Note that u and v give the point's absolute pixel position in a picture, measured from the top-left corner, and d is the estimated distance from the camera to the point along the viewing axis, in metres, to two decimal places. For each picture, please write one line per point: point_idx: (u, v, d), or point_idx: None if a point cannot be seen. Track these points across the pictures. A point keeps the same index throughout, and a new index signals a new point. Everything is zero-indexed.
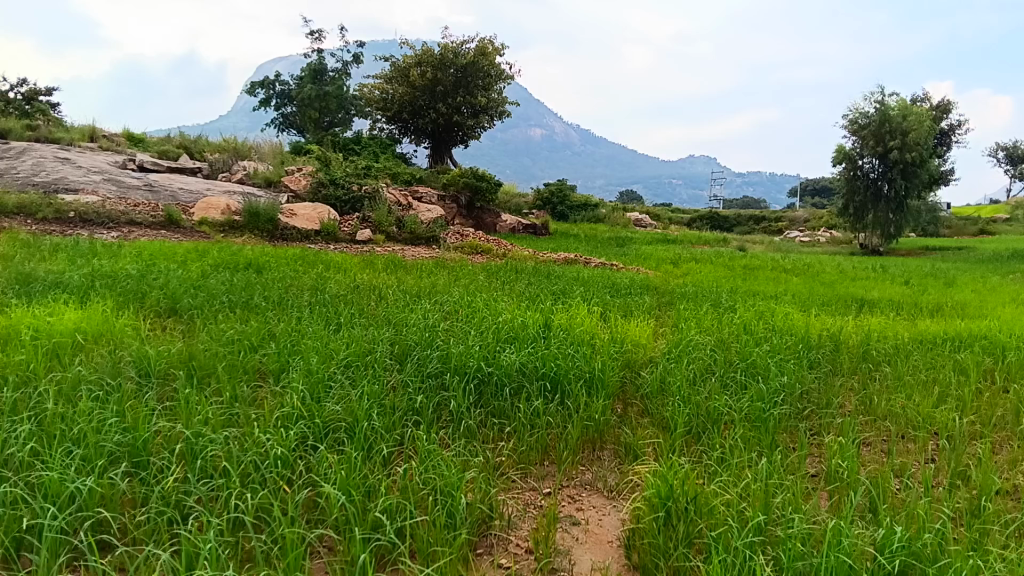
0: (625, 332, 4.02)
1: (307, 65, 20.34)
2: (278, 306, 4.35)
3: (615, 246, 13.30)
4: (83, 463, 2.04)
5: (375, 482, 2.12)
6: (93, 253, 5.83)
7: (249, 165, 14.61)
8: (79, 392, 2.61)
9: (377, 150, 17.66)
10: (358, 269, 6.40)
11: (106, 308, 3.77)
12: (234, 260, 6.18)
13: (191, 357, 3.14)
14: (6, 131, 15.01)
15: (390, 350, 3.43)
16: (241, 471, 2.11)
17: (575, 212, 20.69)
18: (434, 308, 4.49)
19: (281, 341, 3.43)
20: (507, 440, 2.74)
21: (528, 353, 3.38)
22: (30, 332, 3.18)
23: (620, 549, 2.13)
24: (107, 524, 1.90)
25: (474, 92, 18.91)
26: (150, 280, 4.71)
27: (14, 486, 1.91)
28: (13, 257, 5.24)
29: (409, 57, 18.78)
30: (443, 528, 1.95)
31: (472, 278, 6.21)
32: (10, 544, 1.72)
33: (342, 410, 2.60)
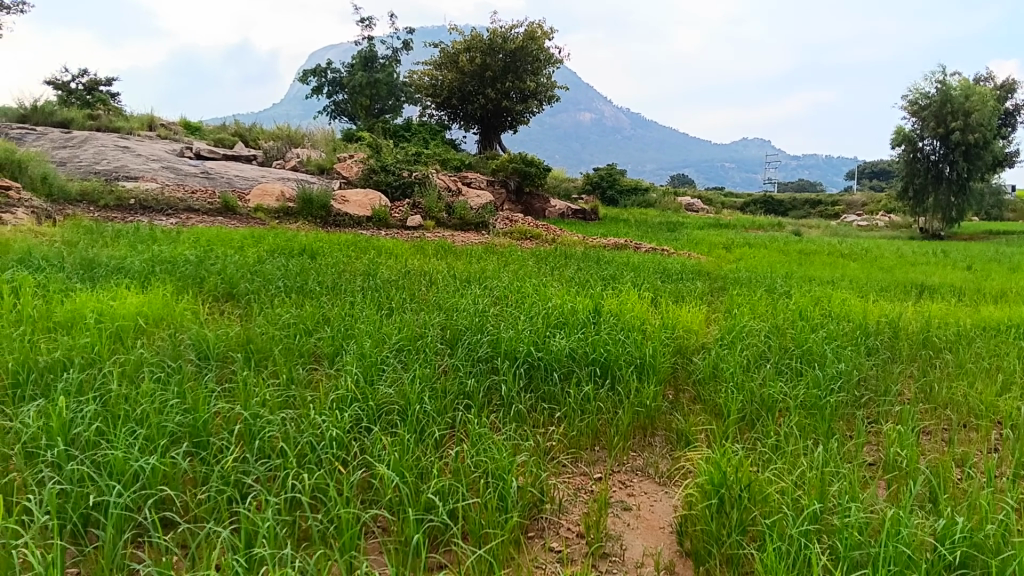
0: (677, 317, 3.99)
1: (358, 52, 20.49)
2: (332, 291, 4.41)
3: (666, 231, 13.18)
4: (146, 443, 2.09)
5: (427, 463, 2.14)
6: (153, 239, 5.99)
7: (302, 152, 14.81)
8: (141, 373, 2.69)
9: (426, 137, 17.74)
10: (407, 255, 6.45)
11: (166, 293, 3.86)
12: (289, 246, 6.29)
13: (248, 340, 3.21)
14: (69, 121, 15.47)
15: (441, 335, 3.46)
16: (297, 451, 2.16)
17: (625, 197, 20.54)
18: (483, 293, 4.52)
19: (335, 326, 3.49)
20: (556, 425, 2.75)
21: (578, 337, 3.37)
22: (96, 315, 3.28)
23: (672, 535, 2.12)
24: (169, 502, 1.97)
25: (524, 77, 18.82)
26: (208, 265, 4.80)
27: (81, 463, 1.97)
28: (78, 243, 5.41)
29: (458, 43, 18.79)
30: (495, 511, 1.96)
31: (521, 264, 6.21)
32: (78, 520, 1.78)
33: (394, 393, 2.63)
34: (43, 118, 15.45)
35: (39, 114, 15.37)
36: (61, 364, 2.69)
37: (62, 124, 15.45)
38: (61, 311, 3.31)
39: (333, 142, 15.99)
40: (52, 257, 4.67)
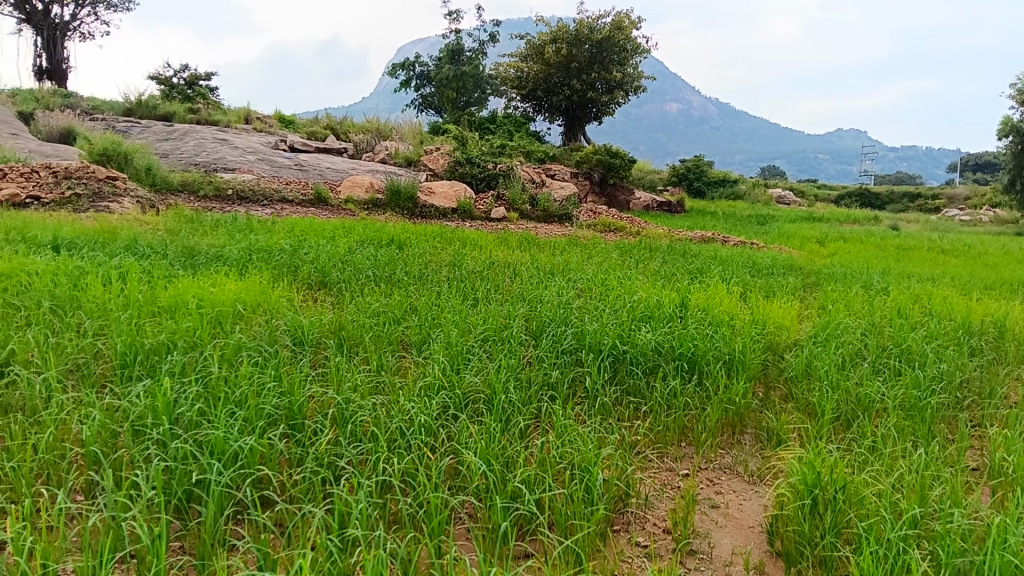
0: (768, 313, 3.88)
1: (445, 46, 20.68)
2: (419, 281, 4.47)
3: (756, 224, 12.86)
4: (245, 424, 2.18)
5: (514, 453, 2.15)
6: (250, 229, 6.20)
7: (390, 144, 15.07)
8: (240, 357, 2.80)
9: (511, 129, 17.78)
10: (492, 246, 6.49)
11: (262, 280, 4.00)
12: (378, 236, 6.43)
13: (340, 327, 3.30)
14: (171, 114, 16.16)
15: (525, 326, 3.47)
16: (387, 436, 2.20)
17: (712, 189, 20.16)
18: (568, 285, 4.50)
19: (422, 315, 3.54)
20: (642, 419, 2.72)
21: (664, 332, 3.32)
22: (197, 300, 3.43)
23: (762, 535, 2.07)
24: (267, 481, 2.04)
25: (610, 68, 18.61)
26: (302, 254, 4.95)
27: (184, 442, 2.06)
28: (180, 231, 5.66)
29: (544, 34, 18.77)
30: (581, 503, 1.95)
31: (605, 256, 6.15)
32: (183, 496, 1.86)
33: (480, 382, 2.66)
34: (147, 112, 16.20)
35: (143, 109, 16.12)
36: (165, 346, 2.81)
37: (164, 118, 16.15)
38: (165, 296, 3.46)
39: (420, 135, 16.21)
40: (156, 244, 4.89)
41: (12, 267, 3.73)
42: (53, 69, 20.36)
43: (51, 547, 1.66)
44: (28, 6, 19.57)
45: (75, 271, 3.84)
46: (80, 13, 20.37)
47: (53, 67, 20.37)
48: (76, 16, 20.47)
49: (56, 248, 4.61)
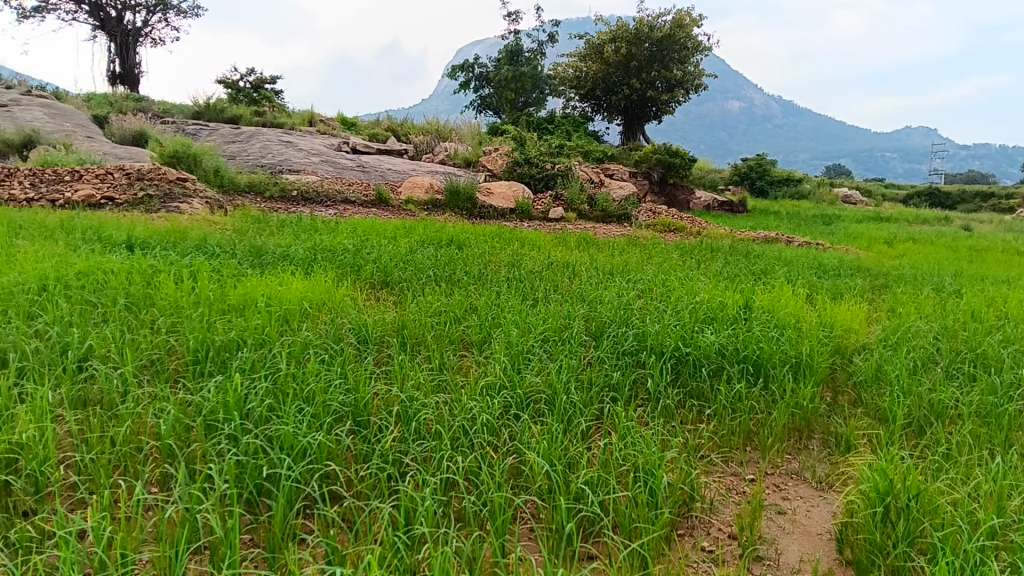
0: (835, 315, 3.79)
1: (504, 46, 20.73)
2: (479, 281, 4.50)
3: (820, 224, 12.58)
4: (313, 419, 2.23)
5: (576, 454, 2.15)
6: (314, 229, 6.33)
7: (450, 145, 15.19)
8: (307, 355, 2.86)
9: (569, 129, 17.75)
10: (551, 246, 6.48)
11: (327, 279, 4.08)
12: (438, 236, 6.48)
13: (403, 325, 3.33)
14: (238, 117, 16.56)
15: (586, 326, 3.46)
16: (451, 434, 2.23)
17: (776, 188, 19.73)
18: (628, 286, 4.47)
19: (482, 314, 3.56)
20: (706, 423, 2.68)
21: (729, 333, 3.27)
22: (265, 298, 3.51)
23: (831, 543, 2.02)
24: (335, 477, 2.08)
25: (671, 66, 18.40)
26: (365, 254, 5.02)
27: (255, 437, 2.11)
28: (247, 231, 5.81)
29: (603, 33, 18.70)
30: (645, 506, 1.94)
31: (666, 257, 6.09)
32: (254, 489, 1.91)
33: (541, 382, 2.66)
34: (215, 115, 16.64)
35: (212, 112, 16.55)
36: (236, 343, 2.89)
37: (231, 121, 16.55)
38: (234, 294, 3.55)
39: (478, 136, 16.30)
40: (225, 244, 5.02)
41: (90, 266, 3.87)
42: (125, 73, 21.05)
43: (130, 536, 1.73)
44: (102, 12, 20.27)
45: (149, 270, 3.97)
46: (152, 19, 21.03)
47: (125, 72, 21.07)
48: (148, 22, 21.13)
49: (130, 247, 4.78)
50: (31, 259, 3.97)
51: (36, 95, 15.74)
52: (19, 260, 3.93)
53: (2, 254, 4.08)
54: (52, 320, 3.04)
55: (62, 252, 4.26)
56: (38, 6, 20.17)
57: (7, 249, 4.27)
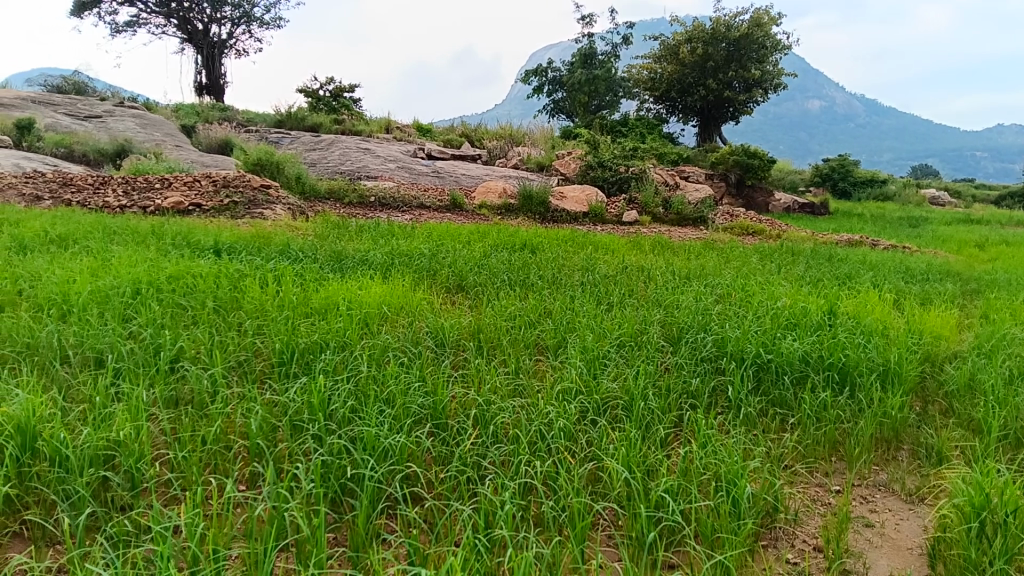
0: (924, 322, 3.66)
1: (578, 50, 20.71)
2: (553, 285, 4.49)
3: (907, 226, 12.15)
4: (393, 421, 2.29)
5: (656, 461, 2.13)
6: (392, 234, 6.44)
7: (523, 150, 15.25)
8: (387, 357, 2.92)
9: (643, 131, 17.60)
10: (625, 250, 6.44)
11: (404, 284, 4.15)
12: (512, 240, 6.52)
13: (478, 329, 3.37)
14: (318, 125, 17.00)
15: (664, 331, 3.42)
16: (529, 438, 2.24)
17: (859, 190, 19.14)
18: (706, 290, 4.41)
19: (557, 319, 3.56)
20: (789, 432, 2.62)
21: (812, 340, 3.20)
22: (346, 302, 3.59)
23: (923, 558, 1.95)
24: (416, 479, 2.12)
25: (749, 65, 18.06)
26: (441, 258, 5.09)
27: (338, 438, 2.17)
28: (328, 236, 5.96)
29: (679, 34, 18.51)
30: (728, 517, 1.90)
31: (744, 260, 5.98)
32: (338, 489, 1.97)
33: (618, 388, 2.65)
34: (296, 124, 17.13)
35: (293, 120, 17.05)
36: (319, 345, 2.98)
37: (312, 129, 17.00)
38: (317, 298, 3.64)
39: (551, 140, 16.32)
40: (307, 248, 5.15)
41: (181, 270, 4.02)
42: (211, 84, 21.83)
43: (221, 532, 1.79)
44: (190, 26, 21.09)
45: (236, 274, 4.11)
46: (236, 31, 21.76)
47: (211, 83, 21.85)
48: (232, 34, 21.88)
49: (217, 253, 4.95)
50: (126, 263, 4.16)
51: (129, 106, 16.49)
52: (114, 264, 4.12)
53: (99, 259, 4.29)
54: (146, 322, 3.18)
55: (154, 256, 4.44)
56: (131, 21, 21.12)
57: (104, 254, 4.48)
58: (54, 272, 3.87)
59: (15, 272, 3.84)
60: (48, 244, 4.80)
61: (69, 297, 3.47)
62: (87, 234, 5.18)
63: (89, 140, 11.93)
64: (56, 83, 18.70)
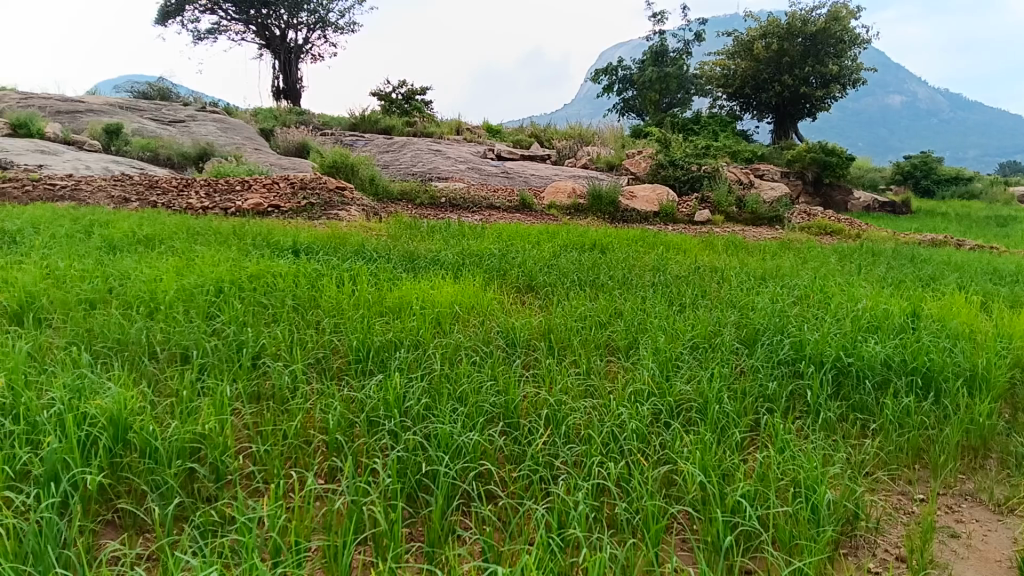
0: (1014, 326, 3.51)
1: (650, 48, 20.52)
2: (624, 286, 4.47)
3: (995, 226, 11.67)
4: (467, 419, 2.32)
5: (732, 465, 2.10)
6: (463, 234, 6.51)
7: (593, 150, 15.20)
8: (459, 356, 2.96)
9: (716, 129, 17.34)
10: (697, 250, 6.35)
11: (475, 283, 4.18)
12: (582, 240, 6.52)
13: (549, 329, 3.37)
14: (390, 128, 17.27)
15: (738, 333, 3.37)
16: (601, 439, 2.25)
17: (943, 188, 18.45)
18: (782, 291, 4.32)
19: (628, 320, 3.54)
20: (869, 437, 2.55)
21: (895, 344, 3.11)
22: (419, 302, 3.64)
23: (1012, 571, 1.88)
24: (489, 477, 2.14)
25: (826, 61, 17.61)
26: (511, 259, 5.12)
27: (413, 435, 2.22)
28: (401, 237, 6.06)
29: (753, 30, 18.18)
30: (807, 523, 1.87)
31: (822, 261, 5.84)
32: (415, 485, 2.01)
33: (692, 391, 2.62)
34: (370, 126, 17.43)
35: (366, 123, 17.37)
36: (393, 343, 3.04)
37: (384, 131, 17.28)
38: (391, 297, 3.71)
39: (621, 140, 16.23)
40: (380, 249, 5.25)
41: (261, 269, 4.15)
42: (288, 88, 22.41)
43: (302, 524, 1.85)
44: (268, 31, 21.70)
45: (313, 273, 4.22)
46: (312, 36, 22.28)
47: (288, 87, 22.41)
48: (308, 39, 22.40)
49: (296, 253, 5.09)
50: (208, 263, 4.31)
51: (209, 110, 17.04)
52: (198, 264, 4.28)
53: (183, 259, 4.45)
54: (229, 320, 3.29)
55: (235, 256, 4.59)
56: (212, 28, 21.84)
57: (188, 254, 4.65)
58: (142, 271, 4.04)
59: (106, 271, 4.02)
60: (136, 244, 5.00)
61: (156, 295, 3.61)
62: (171, 235, 5.38)
63: (173, 143, 12.37)
64: (142, 89, 19.45)
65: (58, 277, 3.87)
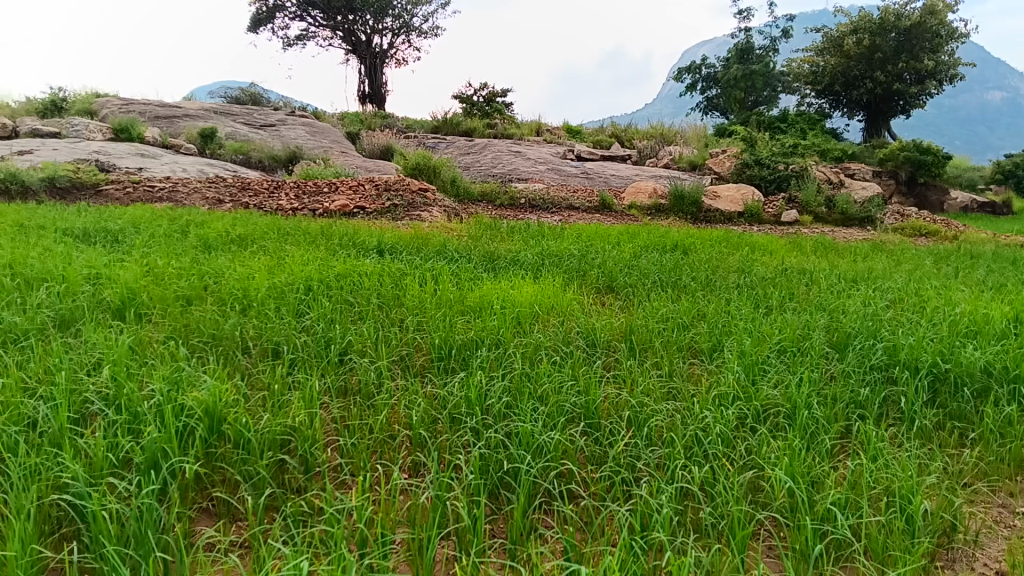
0: None
1: (735, 45, 20.15)
2: (707, 287, 4.41)
3: None
4: (548, 418, 2.34)
5: (821, 473, 2.05)
6: (542, 235, 6.53)
7: (675, 149, 15.02)
8: (539, 356, 2.98)
9: (804, 127, 16.90)
10: (784, 252, 6.20)
11: (556, 284, 4.18)
12: (663, 241, 6.44)
13: (630, 330, 3.36)
14: (472, 130, 17.46)
15: (828, 337, 3.28)
16: (684, 442, 2.23)
17: None
18: (874, 295, 4.18)
19: (712, 322, 3.49)
20: (967, 446, 2.45)
21: (996, 350, 2.98)
22: (500, 301, 3.67)
23: None
24: (571, 477, 2.15)
25: (921, 56, 16.98)
26: (591, 259, 5.11)
27: (495, 433, 2.25)
28: (482, 237, 6.11)
29: (844, 25, 17.67)
30: (902, 534, 1.81)
31: (917, 263, 5.63)
32: (498, 482, 2.03)
33: (780, 396, 2.57)
34: (452, 129, 17.65)
35: (448, 126, 17.60)
36: (475, 342, 3.08)
37: (466, 133, 17.48)
38: (472, 296, 3.75)
39: (704, 139, 15.98)
40: (461, 249, 5.31)
41: (348, 268, 4.25)
42: (373, 92, 22.90)
43: (389, 517, 1.89)
44: (354, 37, 22.24)
45: (397, 272, 4.30)
46: (396, 40, 22.69)
47: (373, 91, 22.88)
48: (393, 44, 22.83)
49: (380, 252, 5.20)
50: (298, 262, 4.44)
51: (298, 115, 17.56)
52: (287, 263, 4.41)
53: (273, 258, 4.59)
54: (317, 317, 3.39)
55: (324, 256, 4.72)
56: (302, 34, 22.50)
57: (279, 253, 4.80)
58: (234, 269, 4.19)
59: (201, 269, 4.19)
60: (229, 243, 5.20)
61: (248, 292, 3.74)
62: (262, 235, 5.56)
63: (265, 147, 12.80)
64: (235, 94, 20.19)
65: (157, 274, 4.05)
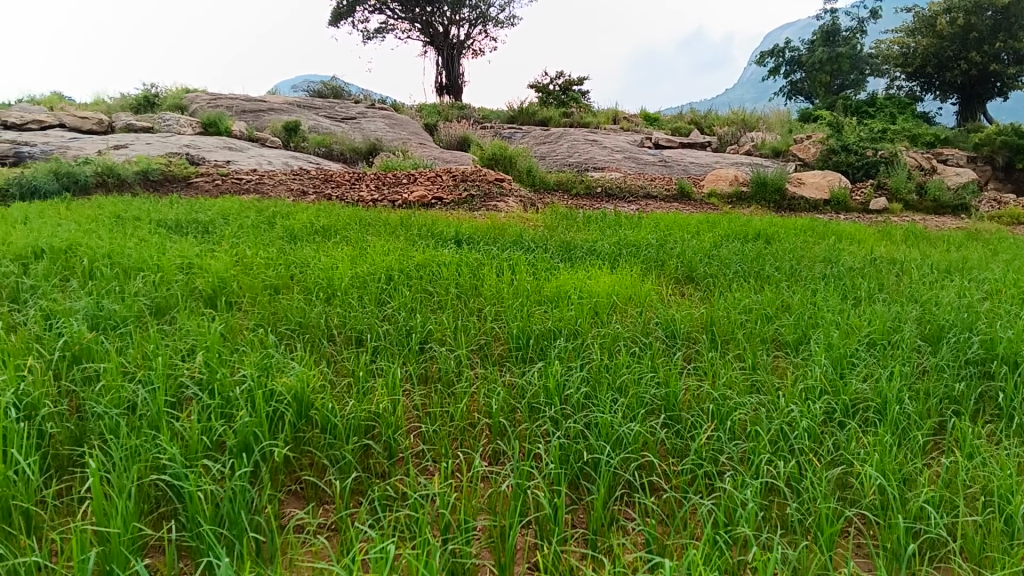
0: None
1: (820, 27, 19.47)
2: (790, 278, 4.30)
3: None
4: (628, 410, 2.33)
5: (913, 470, 1.99)
6: (619, 224, 6.48)
7: (756, 136, 14.69)
8: (618, 347, 2.96)
9: (893, 111, 16.28)
10: (873, 241, 6.00)
11: (634, 274, 4.15)
12: (744, 230, 6.29)
13: (711, 321, 3.31)
14: (549, 119, 17.45)
15: (920, 330, 3.16)
16: (768, 436, 2.19)
17: None
18: (969, 285, 4.01)
19: (796, 313, 3.41)
20: None
21: None
22: (577, 292, 3.68)
23: None
24: (652, 468, 2.14)
25: (1021, 34, 16.10)
26: (669, 249, 5.04)
27: (575, 423, 2.26)
28: (558, 227, 6.09)
29: (936, 5, 16.90)
30: (1000, 536, 1.74)
31: (1016, 253, 5.37)
32: (578, 471, 2.04)
33: (869, 390, 2.49)
34: (528, 118, 17.65)
35: (525, 115, 17.61)
36: (553, 332, 3.09)
37: (544, 123, 17.47)
38: (549, 286, 3.76)
39: (788, 124, 15.56)
40: (538, 239, 5.31)
41: (427, 258, 4.32)
42: (450, 84, 23.08)
43: (471, 504, 1.92)
44: (432, 29, 22.43)
45: (475, 263, 4.34)
46: (473, 31, 22.79)
47: (450, 83, 23.06)
48: (470, 35, 22.94)
49: (458, 242, 5.25)
50: (379, 252, 4.53)
51: (378, 107, 17.84)
52: (368, 253, 4.51)
53: (355, 249, 4.70)
54: (398, 307, 3.45)
55: (403, 246, 4.80)
56: (381, 27, 22.82)
57: (360, 244, 4.90)
58: (319, 259, 4.30)
59: (287, 258, 4.32)
60: (313, 234, 5.33)
61: (332, 281, 3.84)
62: (344, 225, 5.69)
63: (346, 139, 13.08)
64: (317, 88, 20.65)
65: (245, 264, 4.19)
